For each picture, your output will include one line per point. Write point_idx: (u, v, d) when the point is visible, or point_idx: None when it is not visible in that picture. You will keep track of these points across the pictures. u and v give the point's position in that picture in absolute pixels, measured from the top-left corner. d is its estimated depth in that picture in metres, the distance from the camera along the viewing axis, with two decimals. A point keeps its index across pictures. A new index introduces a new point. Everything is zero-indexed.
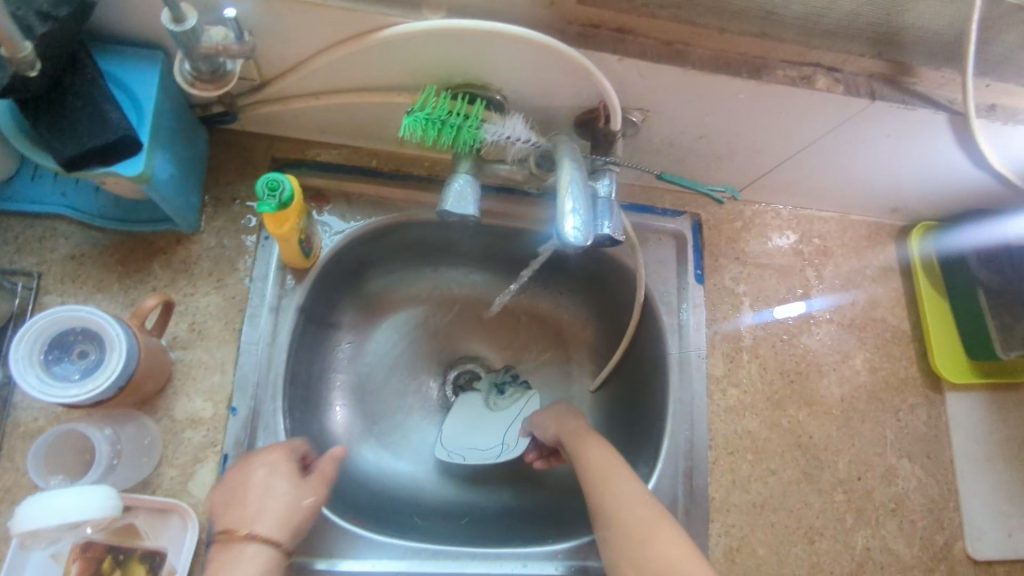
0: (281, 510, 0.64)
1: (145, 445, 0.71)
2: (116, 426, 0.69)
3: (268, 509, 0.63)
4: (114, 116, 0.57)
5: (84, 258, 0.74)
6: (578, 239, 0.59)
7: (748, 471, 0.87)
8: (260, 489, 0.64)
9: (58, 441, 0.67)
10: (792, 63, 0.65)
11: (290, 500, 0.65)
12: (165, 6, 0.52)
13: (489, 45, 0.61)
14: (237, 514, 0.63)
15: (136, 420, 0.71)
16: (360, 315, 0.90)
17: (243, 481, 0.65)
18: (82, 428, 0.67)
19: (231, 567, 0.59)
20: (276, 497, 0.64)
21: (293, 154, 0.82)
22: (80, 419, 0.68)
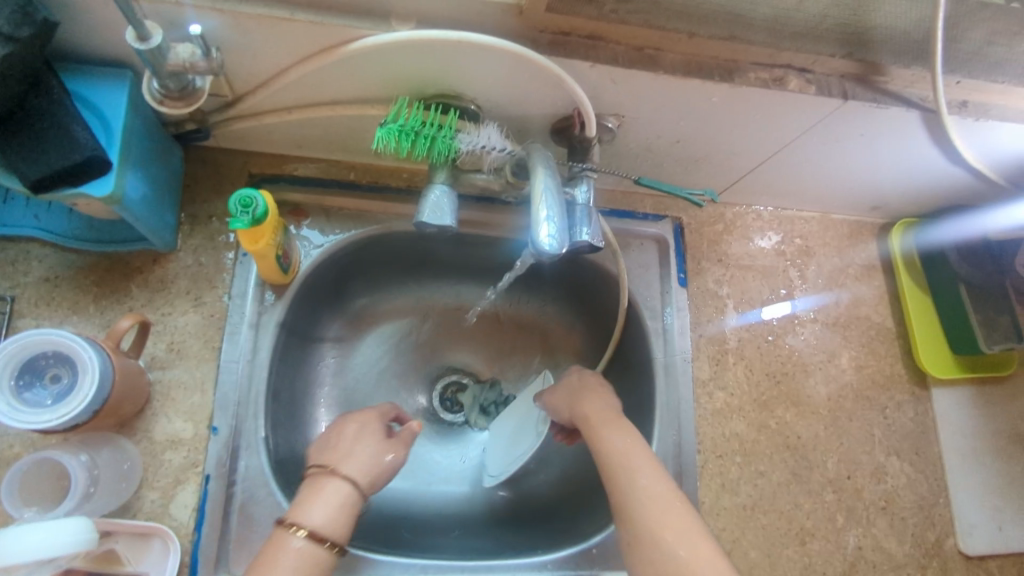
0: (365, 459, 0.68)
1: (125, 469, 0.69)
2: (92, 451, 0.67)
3: (357, 455, 0.67)
4: (81, 136, 0.57)
5: (59, 280, 0.73)
6: (552, 246, 0.59)
7: (737, 474, 0.87)
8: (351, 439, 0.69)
9: (35, 472, 0.66)
10: (763, 65, 0.66)
11: (375, 450, 0.69)
12: (130, 25, 0.52)
13: (460, 55, 0.61)
14: (329, 455, 0.67)
15: (113, 443, 0.69)
16: (343, 329, 0.90)
17: (336, 433, 0.70)
18: (55, 457, 0.64)
19: (317, 499, 0.63)
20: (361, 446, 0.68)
21: (270, 169, 0.82)
22: (56, 447, 0.66)
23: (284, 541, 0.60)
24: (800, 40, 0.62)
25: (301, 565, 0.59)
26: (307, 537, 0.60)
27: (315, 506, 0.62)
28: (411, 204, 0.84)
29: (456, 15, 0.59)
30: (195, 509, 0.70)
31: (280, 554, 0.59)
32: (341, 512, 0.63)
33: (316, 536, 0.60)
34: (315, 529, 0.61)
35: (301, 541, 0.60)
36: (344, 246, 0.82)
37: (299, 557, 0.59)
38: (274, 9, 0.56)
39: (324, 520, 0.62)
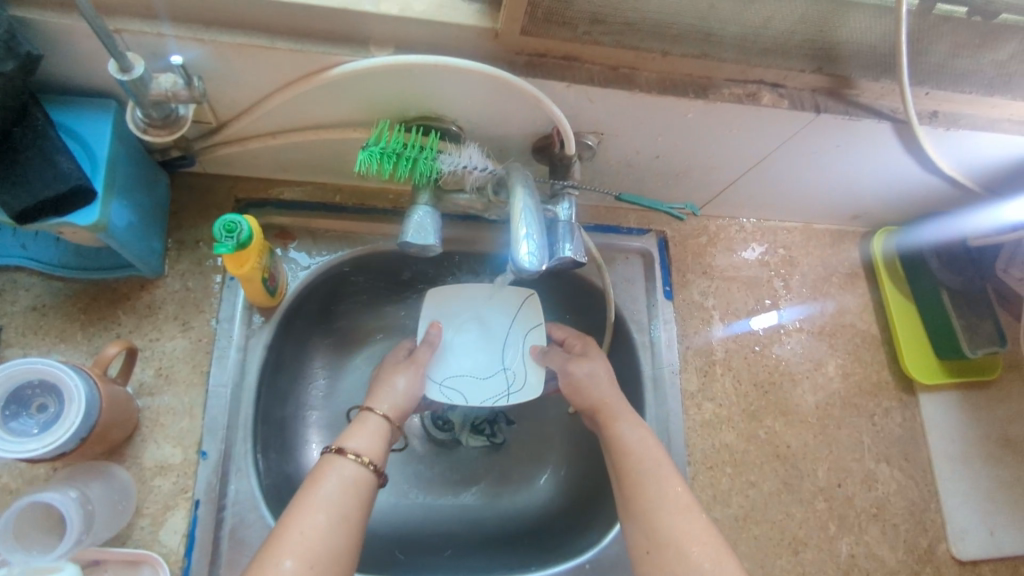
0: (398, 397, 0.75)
1: (118, 509, 0.68)
2: (85, 488, 0.65)
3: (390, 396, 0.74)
4: (66, 166, 0.58)
5: (47, 308, 0.73)
6: (532, 264, 0.61)
7: (728, 484, 0.87)
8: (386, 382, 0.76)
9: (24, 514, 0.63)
10: (736, 81, 0.67)
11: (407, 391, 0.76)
12: (112, 57, 0.53)
13: (439, 78, 0.62)
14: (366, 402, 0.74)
15: (111, 482, 0.68)
16: (333, 350, 0.90)
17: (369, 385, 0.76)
18: (44, 500, 0.62)
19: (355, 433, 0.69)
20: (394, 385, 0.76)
21: (255, 193, 0.82)
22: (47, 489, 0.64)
23: (333, 461, 0.65)
24: (770, 57, 0.64)
25: (348, 483, 0.63)
26: (357, 461, 0.65)
27: (358, 435, 0.68)
28: (397, 224, 0.85)
29: (433, 40, 0.60)
30: (185, 535, 0.69)
31: (328, 474, 0.63)
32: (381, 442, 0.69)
33: (361, 457, 0.65)
34: (360, 453, 0.66)
35: (348, 462, 0.65)
36: (331, 267, 0.83)
37: (348, 475, 0.64)
38: (254, 37, 0.57)
39: (368, 446, 0.67)
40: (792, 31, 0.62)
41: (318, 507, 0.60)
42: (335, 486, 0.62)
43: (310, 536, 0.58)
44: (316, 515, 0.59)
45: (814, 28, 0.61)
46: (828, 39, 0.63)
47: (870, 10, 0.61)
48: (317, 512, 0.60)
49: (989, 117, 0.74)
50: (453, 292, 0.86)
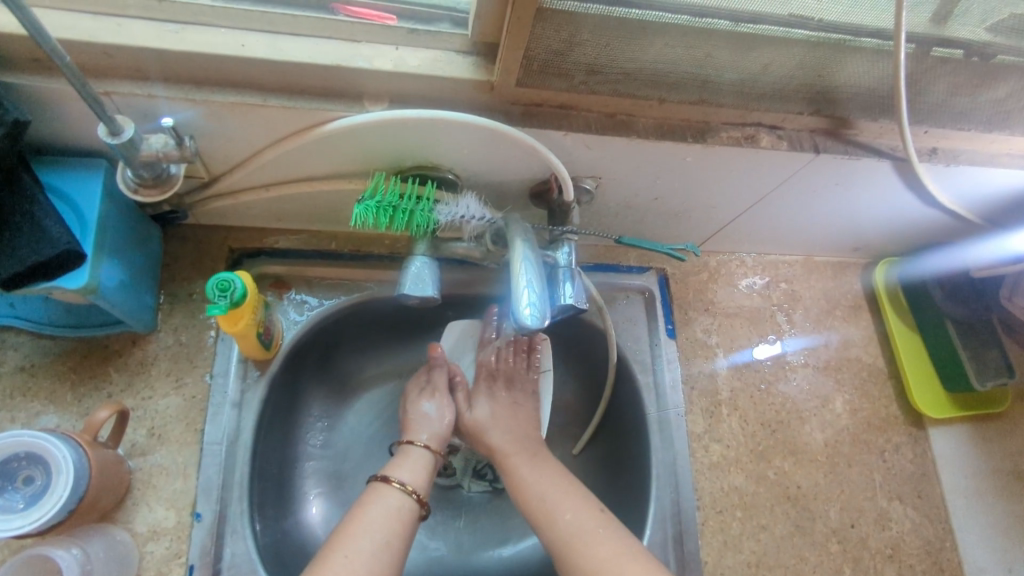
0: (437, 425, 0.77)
1: None
2: (89, 550, 0.64)
3: (430, 424, 0.77)
4: (54, 231, 0.56)
5: (36, 369, 0.71)
6: (533, 320, 0.59)
7: (738, 529, 0.84)
8: (419, 410, 0.78)
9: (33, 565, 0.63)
10: (733, 124, 0.67)
11: (441, 416, 0.78)
12: (101, 121, 0.52)
13: (434, 131, 0.61)
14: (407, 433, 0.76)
15: (116, 556, 0.66)
16: (331, 398, 0.87)
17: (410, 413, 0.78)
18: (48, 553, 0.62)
19: (400, 465, 0.72)
20: (428, 411, 0.78)
21: (250, 243, 0.81)
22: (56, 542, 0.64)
23: (380, 491, 0.68)
24: (767, 101, 0.63)
25: (392, 512, 0.66)
26: (402, 491, 0.68)
27: (401, 465, 0.71)
28: (395, 270, 0.83)
29: (428, 93, 0.59)
30: None
31: (374, 503, 0.66)
32: (423, 473, 0.72)
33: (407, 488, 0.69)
34: (406, 483, 0.69)
35: (394, 492, 0.68)
36: (327, 315, 0.81)
37: (393, 504, 0.67)
38: (246, 96, 0.56)
39: (412, 476, 0.71)
40: (790, 77, 0.61)
41: (367, 533, 0.63)
42: (381, 515, 0.65)
43: (359, 559, 0.60)
44: (362, 540, 0.62)
45: (812, 73, 0.60)
46: (825, 83, 0.62)
47: (868, 53, 0.59)
48: (364, 537, 0.62)
49: (988, 152, 0.74)
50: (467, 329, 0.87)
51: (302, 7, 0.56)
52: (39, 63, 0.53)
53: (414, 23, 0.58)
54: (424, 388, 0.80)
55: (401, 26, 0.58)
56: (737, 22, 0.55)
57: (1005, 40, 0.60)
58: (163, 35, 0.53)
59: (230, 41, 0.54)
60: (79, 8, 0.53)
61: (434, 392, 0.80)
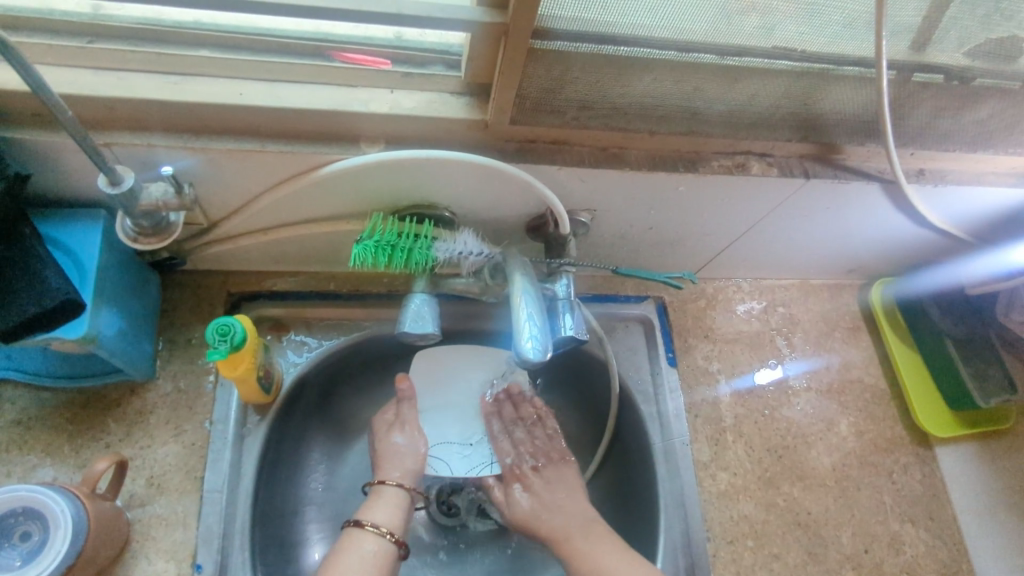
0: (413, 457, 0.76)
1: None
2: None
3: (400, 459, 0.75)
4: (53, 281, 0.56)
5: (32, 422, 0.71)
6: (536, 353, 0.59)
7: (750, 560, 0.83)
8: (390, 445, 0.76)
9: None
10: (724, 153, 0.68)
11: (414, 447, 0.76)
12: (101, 171, 0.53)
13: (431, 171, 0.62)
14: (404, 471, 0.74)
15: None
16: (334, 441, 0.86)
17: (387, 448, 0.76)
18: None
19: (375, 505, 0.70)
20: (396, 444, 0.76)
21: (248, 287, 0.81)
22: None
23: (354, 535, 0.66)
24: (756, 130, 0.65)
25: (367, 558, 0.64)
26: (378, 533, 0.67)
27: (374, 507, 0.69)
28: (393, 308, 0.83)
29: (424, 133, 0.60)
30: None
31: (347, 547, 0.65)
32: (399, 508, 0.70)
33: (382, 530, 0.67)
34: (381, 525, 0.67)
35: (370, 536, 0.66)
36: (327, 356, 0.81)
37: (369, 548, 0.65)
38: (244, 142, 0.57)
39: (387, 515, 0.69)
40: (777, 105, 0.62)
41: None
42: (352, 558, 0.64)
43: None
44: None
45: (797, 101, 0.62)
46: (811, 110, 0.63)
47: (851, 80, 0.60)
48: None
49: (974, 171, 0.75)
50: (433, 356, 0.85)
51: (297, 55, 0.57)
52: (39, 118, 0.54)
53: (409, 66, 0.59)
54: (392, 423, 0.78)
55: (396, 69, 0.59)
56: (722, 56, 0.56)
57: (984, 63, 0.61)
58: (163, 86, 0.54)
59: (227, 90, 0.55)
60: (79, 64, 0.54)
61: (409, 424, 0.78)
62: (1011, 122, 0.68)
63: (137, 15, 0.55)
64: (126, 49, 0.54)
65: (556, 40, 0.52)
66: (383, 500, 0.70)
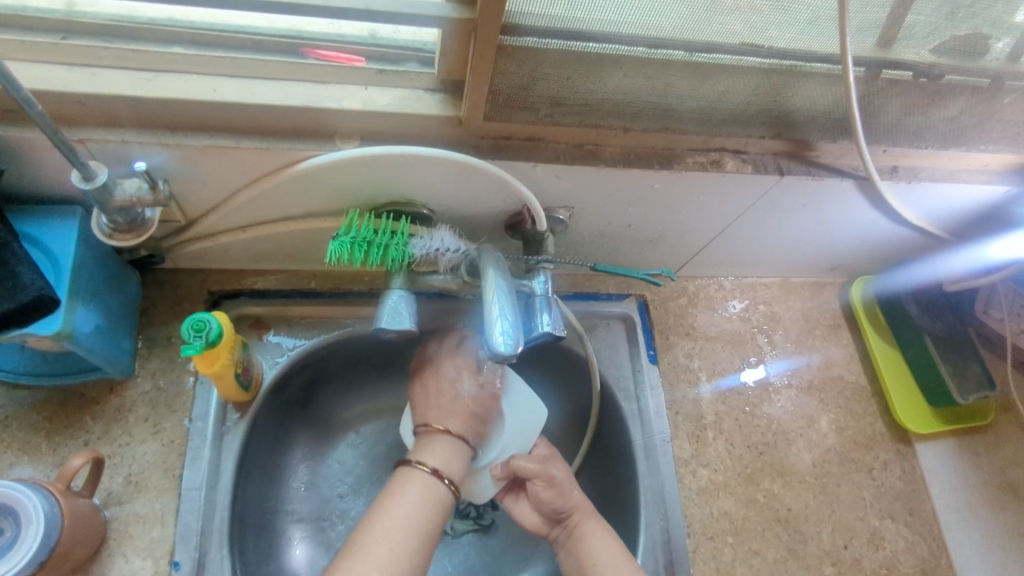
0: (471, 408, 0.76)
1: None
2: None
3: (459, 410, 0.75)
4: (27, 277, 0.57)
5: (10, 420, 0.71)
6: (507, 347, 0.60)
7: (730, 556, 0.83)
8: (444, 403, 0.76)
9: None
10: (698, 151, 0.69)
11: (478, 402, 0.77)
12: (74, 167, 0.53)
13: (407, 167, 0.63)
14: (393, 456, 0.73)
15: None
16: (315, 439, 0.86)
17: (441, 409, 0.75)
18: None
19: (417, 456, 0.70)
20: (455, 397, 0.76)
21: (228, 285, 0.81)
22: None
23: (408, 473, 0.68)
24: (728, 126, 0.65)
25: (424, 494, 0.66)
26: (432, 474, 0.68)
27: (434, 453, 0.70)
28: (374, 306, 0.84)
29: (398, 130, 0.61)
30: None
31: (401, 491, 0.65)
32: (453, 456, 0.71)
33: (437, 474, 0.68)
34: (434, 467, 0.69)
35: (424, 475, 0.67)
36: (307, 354, 0.81)
37: (423, 486, 0.66)
38: (218, 139, 0.58)
39: (438, 461, 0.70)
40: (748, 102, 0.63)
41: (392, 530, 0.61)
42: (406, 503, 0.64)
43: (383, 556, 0.59)
44: (384, 538, 0.60)
45: (768, 98, 0.63)
46: (783, 107, 0.64)
47: (820, 77, 0.61)
48: (389, 535, 0.61)
49: (946, 168, 0.76)
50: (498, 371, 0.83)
51: (271, 52, 0.58)
52: (14, 114, 0.55)
53: (383, 63, 0.60)
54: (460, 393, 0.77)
55: (370, 66, 0.59)
56: (691, 52, 0.57)
57: (950, 60, 0.62)
58: (136, 82, 0.55)
59: (202, 87, 0.56)
60: (51, 60, 0.55)
61: (472, 397, 0.77)
62: (982, 119, 0.69)
63: (110, 12, 0.56)
64: (99, 46, 0.55)
65: (525, 36, 0.53)
66: (441, 448, 0.71)
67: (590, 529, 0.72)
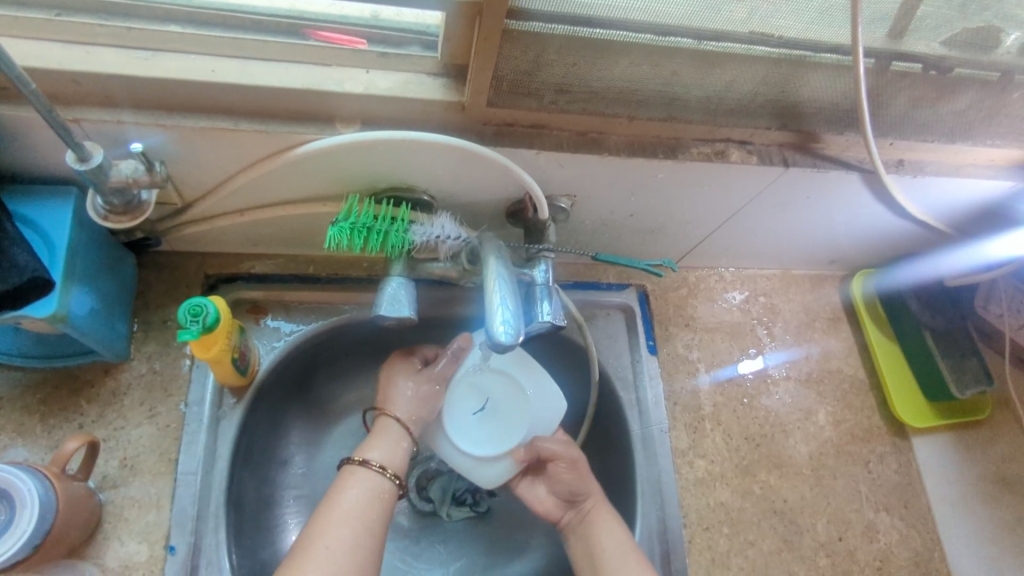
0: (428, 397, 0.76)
1: None
2: None
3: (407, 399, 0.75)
4: (22, 259, 0.56)
5: (4, 402, 0.70)
6: (509, 337, 0.59)
7: (725, 546, 0.83)
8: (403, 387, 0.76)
9: None
10: (703, 140, 0.68)
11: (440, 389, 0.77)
12: (69, 147, 0.52)
13: (408, 152, 0.62)
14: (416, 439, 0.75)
15: None
16: (312, 425, 0.86)
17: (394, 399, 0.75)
18: None
19: None
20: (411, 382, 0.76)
21: (226, 269, 0.81)
22: None
23: (346, 473, 0.68)
24: (734, 117, 0.64)
25: (367, 493, 0.66)
26: (371, 469, 0.68)
27: (375, 446, 0.71)
28: (373, 292, 0.83)
29: (399, 115, 0.60)
30: None
31: (347, 490, 0.66)
32: None
33: (376, 467, 0.68)
34: (375, 462, 0.69)
35: (363, 472, 0.68)
36: (305, 340, 0.80)
37: (366, 483, 0.66)
38: (216, 120, 0.57)
39: (385, 457, 0.70)
40: (756, 92, 0.62)
41: (337, 529, 0.61)
42: (354, 502, 0.64)
43: (326, 553, 0.59)
44: (328, 540, 0.60)
45: (776, 88, 0.62)
46: (790, 97, 0.63)
47: (829, 68, 0.60)
48: (332, 536, 0.61)
49: (952, 162, 0.76)
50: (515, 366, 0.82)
51: (270, 32, 0.57)
52: (5, 92, 0.53)
53: (385, 46, 0.59)
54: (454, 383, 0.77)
55: (372, 49, 0.58)
56: (699, 40, 0.56)
57: (961, 53, 0.62)
58: (134, 61, 0.54)
59: (200, 67, 0.55)
60: (46, 37, 0.54)
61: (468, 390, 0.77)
62: (990, 113, 0.68)
63: None
64: (95, 23, 0.54)
65: (531, 21, 0.52)
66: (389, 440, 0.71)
67: (601, 522, 0.73)
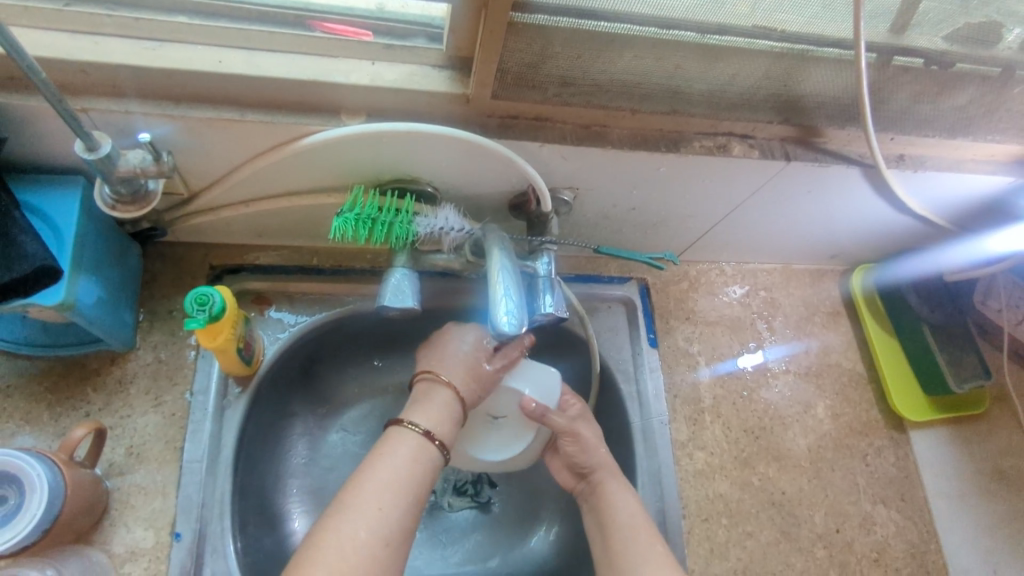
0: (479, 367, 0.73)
1: None
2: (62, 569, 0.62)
3: (460, 361, 0.73)
4: (31, 247, 0.56)
5: (12, 390, 0.71)
6: (512, 327, 0.60)
7: (724, 537, 0.84)
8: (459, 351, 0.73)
9: None
10: (706, 134, 0.68)
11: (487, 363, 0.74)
12: (78, 136, 0.53)
13: (413, 144, 0.62)
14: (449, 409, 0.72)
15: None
16: (315, 415, 0.87)
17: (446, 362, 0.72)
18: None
19: None
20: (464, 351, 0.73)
21: (231, 260, 0.81)
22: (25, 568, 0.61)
23: (394, 432, 0.65)
24: (736, 111, 0.65)
25: (410, 456, 0.63)
26: (417, 432, 0.66)
27: (425, 411, 0.68)
28: (376, 283, 0.83)
29: (404, 106, 0.60)
30: None
31: (392, 452, 0.63)
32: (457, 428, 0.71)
33: (426, 433, 0.66)
34: (421, 426, 0.66)
35: (408, 434, 0.65)
36: (308, 330, 0.81)
37: (409, 446, 0.64)
38: (223, 111, 0.57)
39: (430, 421, 0.67)
40: (758, 86, 0.62)
41: (381, 491, 0.60)
42: (398, 465, 0.62)
43: (378, 518, 0.58)
44: (374, 501, 0.59)
45: (778, 83, 0.62)
46: (792, 91, 0.63)
47: (831, 63, 0.61)
48: (379, 497, 0.59)
49: (953, 157, 0.76)
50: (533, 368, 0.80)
51: (276, 24, 0.57)
52: (14, 81, 0.54)
53: (391, 38, 0.59)
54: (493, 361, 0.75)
55: (377, 41, 0.59)
56: (702, 34, 0.57)
57: (962, 48, 0.62)
58: (143, 52, 0.54)
59: (208, 58, 0.55)
60: (55, 28, 0.54)
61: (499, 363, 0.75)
62: (990, 109, 0.68)
63: None
64: (102, 13, 0.54)
65: (536, 14, 0.52)
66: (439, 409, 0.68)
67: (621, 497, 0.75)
